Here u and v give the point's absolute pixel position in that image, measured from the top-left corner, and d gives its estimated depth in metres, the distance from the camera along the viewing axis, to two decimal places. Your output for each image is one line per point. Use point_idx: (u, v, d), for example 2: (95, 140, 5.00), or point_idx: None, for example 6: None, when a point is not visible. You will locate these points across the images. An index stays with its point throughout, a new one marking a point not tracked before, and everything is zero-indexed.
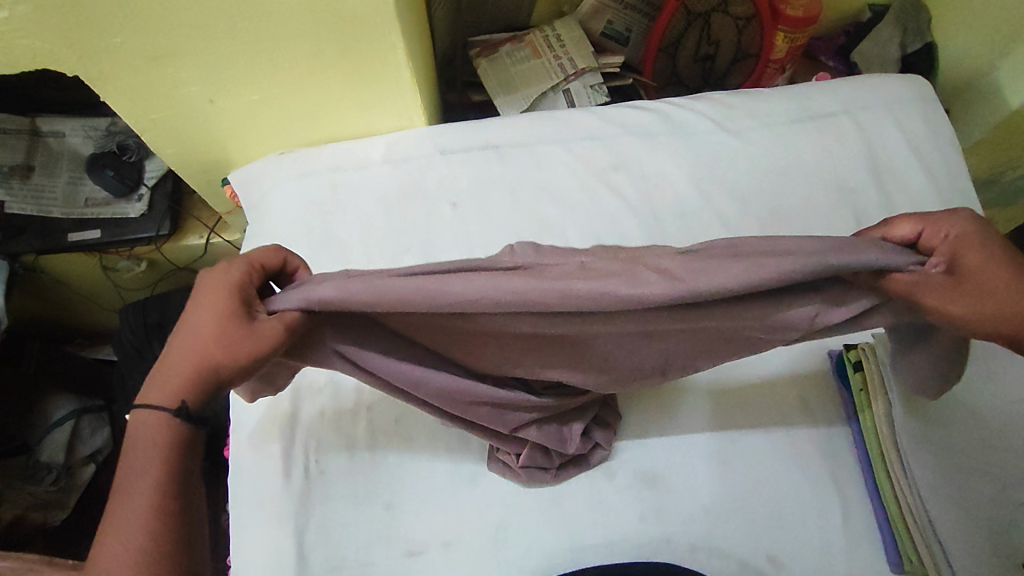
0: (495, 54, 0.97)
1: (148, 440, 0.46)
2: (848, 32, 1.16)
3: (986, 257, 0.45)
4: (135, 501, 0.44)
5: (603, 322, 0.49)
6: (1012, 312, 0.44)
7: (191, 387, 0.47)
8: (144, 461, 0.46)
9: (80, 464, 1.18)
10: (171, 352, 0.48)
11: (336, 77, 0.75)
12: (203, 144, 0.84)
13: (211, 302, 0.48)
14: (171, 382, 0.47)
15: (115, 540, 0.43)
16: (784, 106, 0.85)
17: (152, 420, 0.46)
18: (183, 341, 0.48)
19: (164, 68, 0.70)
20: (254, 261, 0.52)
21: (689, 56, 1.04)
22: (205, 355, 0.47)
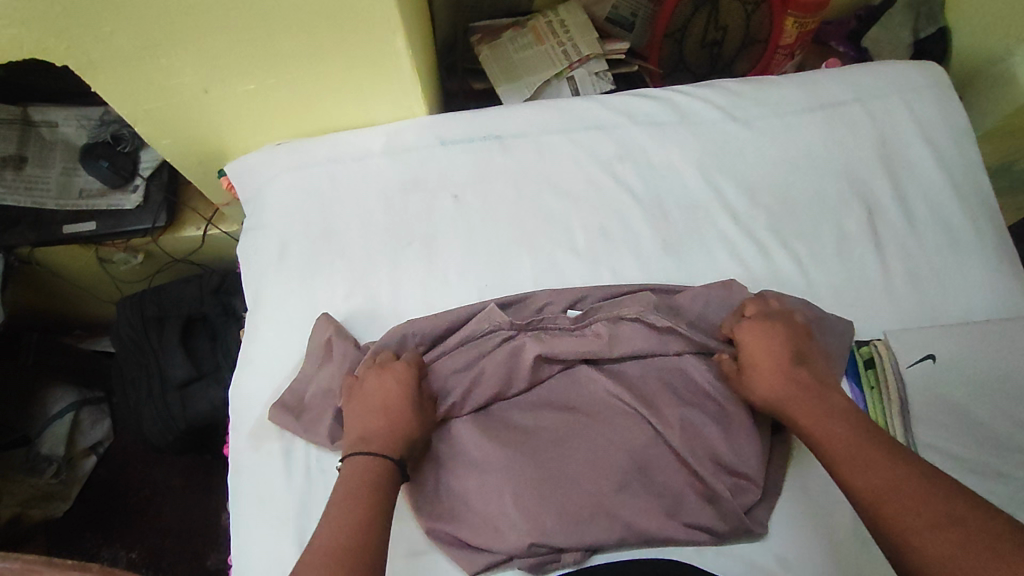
0: (497, 40, 0.94)
1: (370, 470, 0.56)
2: (859, 16, 1.13)
3: (761, 352, 0.63)
4: (351, 512, 0.53)
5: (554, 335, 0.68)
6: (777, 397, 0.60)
7: (389, 443, 0.59)
8: (363, 482, 0.56)
9: (81, 456, 1.20)
10: (368, 411, 0.61)
11: (334, 67, 0.73)
12: (198, 136, 0.82)
13: (393, 390, 0.62)
14: (380, 441, 0.59)
15: (334, 535, 0.52)
16: (793, 94, 0.83)
17: (375, 460, 0.57)
18: (377, 419, 0.60)
19: (156, 58, 0.68)
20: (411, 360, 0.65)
21: (696, 41, 1.01)
22: (398, 419, 0.60)
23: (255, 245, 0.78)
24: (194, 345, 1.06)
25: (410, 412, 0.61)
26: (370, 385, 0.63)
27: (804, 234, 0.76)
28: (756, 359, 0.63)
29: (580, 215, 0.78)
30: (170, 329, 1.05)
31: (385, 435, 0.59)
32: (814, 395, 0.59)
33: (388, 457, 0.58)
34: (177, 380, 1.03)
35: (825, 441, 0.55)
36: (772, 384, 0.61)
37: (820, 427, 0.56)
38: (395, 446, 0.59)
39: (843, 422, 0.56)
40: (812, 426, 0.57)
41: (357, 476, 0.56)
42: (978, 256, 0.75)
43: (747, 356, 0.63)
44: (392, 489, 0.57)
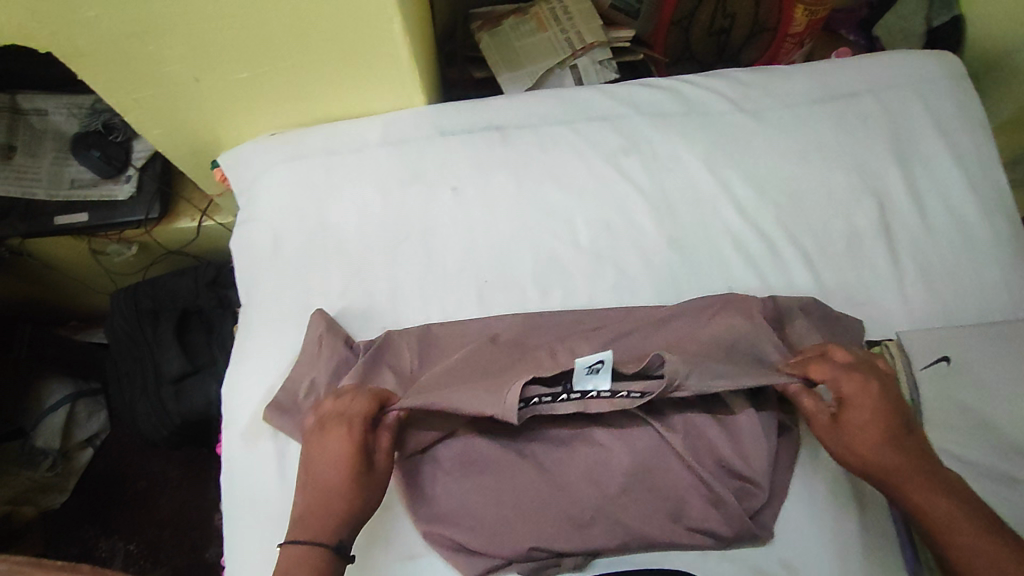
0: (498, 27, 0.91)
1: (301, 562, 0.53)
2: (871, 4, 1.10)
3: (864, 413, 0.57)
4: None
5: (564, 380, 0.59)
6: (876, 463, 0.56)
7: (331, 530, 0.55)
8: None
9: (77, 448, 1.18)
10: (313, 487, 0.56)
11: (330, 55, 0.70)
12: (191, 127, 0.80)
13: (334, 456, 0.56)
14: (314, 526, 0.55)
15: None
16: (805, 85, 0.80)
17: (311, 550, 0.54)
18: (314, 494, 0.56)
19: (143, 45, 0.66)
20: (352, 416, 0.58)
21: (703, 29, 0.99)
22: (337, 500, 0.55)
23: (247, 238, 0.76)
24: (189, 339, 1.04)
25: (348, 490, 0.56)
26: (309, 455, 0.57)
27: (814, 230, 0.74)
28: (858, 416, 0.57)
29: (584, 210, 0.75)
30: (165, 323, 1.03)
31: (320, 518, 0.55)
32: (923, 467, 0.55)
33: (325, 545, 0.54)
34: (172, 374, 1.01)
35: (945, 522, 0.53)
36: (872, 447, 0.56)
37: (931, 505, 0.54)
38: (333, 532, 0.55)
39: (953, 502, 0.54)
40: (921, 501, 0.54)
41: (289, 567, 0.53)
42: (992, 252, 0.73)
43: (844, 410, 0.58)
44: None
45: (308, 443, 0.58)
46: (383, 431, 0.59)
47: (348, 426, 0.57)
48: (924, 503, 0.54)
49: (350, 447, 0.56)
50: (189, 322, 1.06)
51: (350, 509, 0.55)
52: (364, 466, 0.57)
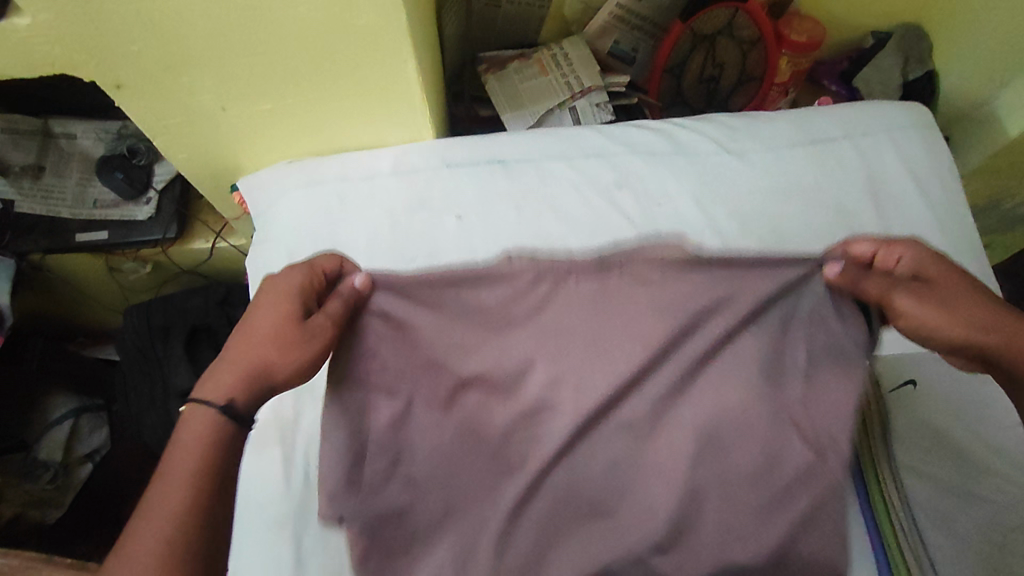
0: (503, 70, 0.97)
1: (195, 429, 0.54)
2: (851, 58, 1.15)
3: (939, 271, 0.63)
4: (172, 487, 0.51)
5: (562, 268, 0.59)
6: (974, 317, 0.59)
7: (242, 382, 0.57)
8: (189, 452, 0.53)
9: (77, 463, 1.20)
10: (248, 333, 0.59)
11: (349, 90, 0.77)
12: (213, 152, 0.85)
13: (275, 309, 0.59)
14: (223, 379, 0.56)
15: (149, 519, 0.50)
16: (786, 129, 0.87)
17: (206, 414, 0.55)
18: (238, 347, 0.58)
19: (178, 76, 0.72)
20: (316, 266, 0.63)
21: (694, 77, 1.06)
22: (261, 355, 0.58)
23: (263, 258, 0.81)
24: (198, 355, 1.08)
25: (276, 338, 0.58)
26: (254, 306, 0.61)
27: None
28: (939, 280, 0.62)
29: (580, 239, 0.80)
30: (175, 338, 1.07)
31: (233, 373, 0.57)
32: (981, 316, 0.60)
33: (216, 406, 0.55)
34: (179, 389, 1.04)
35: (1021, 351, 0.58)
36: (961, 306, 0.60)
37: None
38: (237, 386, 0.56)
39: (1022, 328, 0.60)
40: None
41: (189, 433, 0.54)
42: None
43: (922, 269, 0.62)
44: (225, 450, 0.54)
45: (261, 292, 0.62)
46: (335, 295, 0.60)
47: (301, 270, 0.62)
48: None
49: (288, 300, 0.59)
50: (197, 338, 1.10)
51: (265, 362, 0.58)
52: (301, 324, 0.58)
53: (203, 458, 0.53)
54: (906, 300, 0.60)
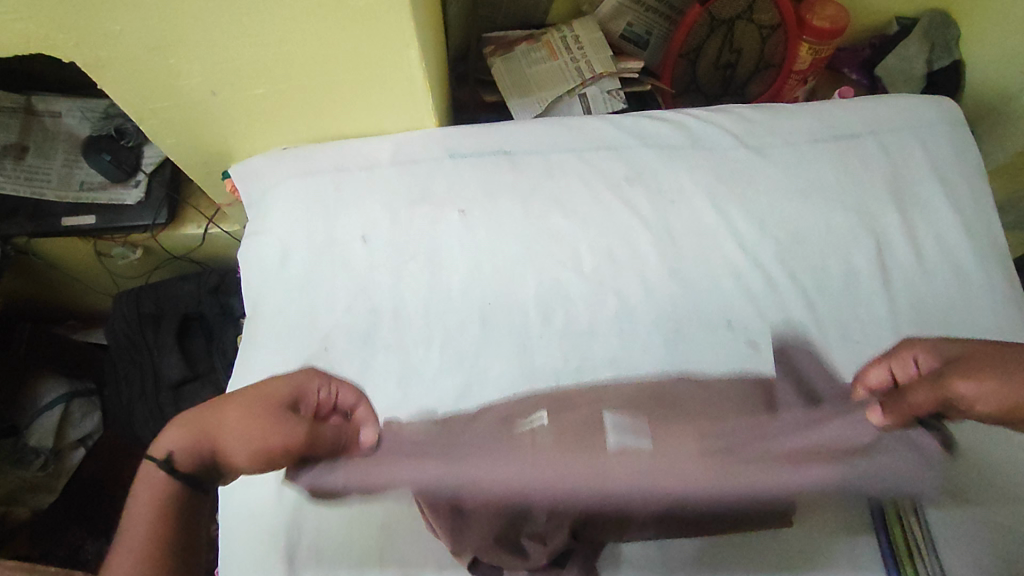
0: (509, 53, 0.92)
1: (144, 492, 0.56)
2: (874, 44, 1.10)
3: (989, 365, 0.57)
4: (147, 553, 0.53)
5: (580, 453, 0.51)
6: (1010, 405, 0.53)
7: (245, 457, 0.54)
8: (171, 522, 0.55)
9: (69, 449, 1.18)
10: (238, 418, 0.57)
11: (347, 75, 0.72)
12: (204, 138, 0.81)
13: (273, 404, 0.58)
14: (233, 445, 0.55)
15: None
16: (809, 124, 0.82)
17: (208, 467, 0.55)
18: (201, 415, 0.58)
19: (165, 59, 0.67)
20: (317, 397, 0.60)
21: (710, 63, 1.01)
22: (259, 443, 0.54)
23: (256, 252, 0.77)
24: (189, 344, 1.05)
25: (271, 425, 0.55)
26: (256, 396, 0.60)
27: (814, 269, 0.75)
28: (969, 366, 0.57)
29: (587, 236, 0.77)
30: (166, 327, 1.04)
31: (240, 445, 0.55)
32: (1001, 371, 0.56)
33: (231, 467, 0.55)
34: (170, 381, 1.01)
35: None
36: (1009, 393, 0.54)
37: None
38: (249, 460, 0.54)
39: None
40: None
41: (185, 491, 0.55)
42: (986, 297, 0.74)
43: (958, 364, 0.58)
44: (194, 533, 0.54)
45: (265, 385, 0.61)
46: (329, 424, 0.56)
47: (309, 376, 0.62)
48: None
49: (291, 404, 0.58)
50: (190, 327, 1.07)
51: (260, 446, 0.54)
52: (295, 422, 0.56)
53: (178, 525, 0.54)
54: (932, 391, 0.56)
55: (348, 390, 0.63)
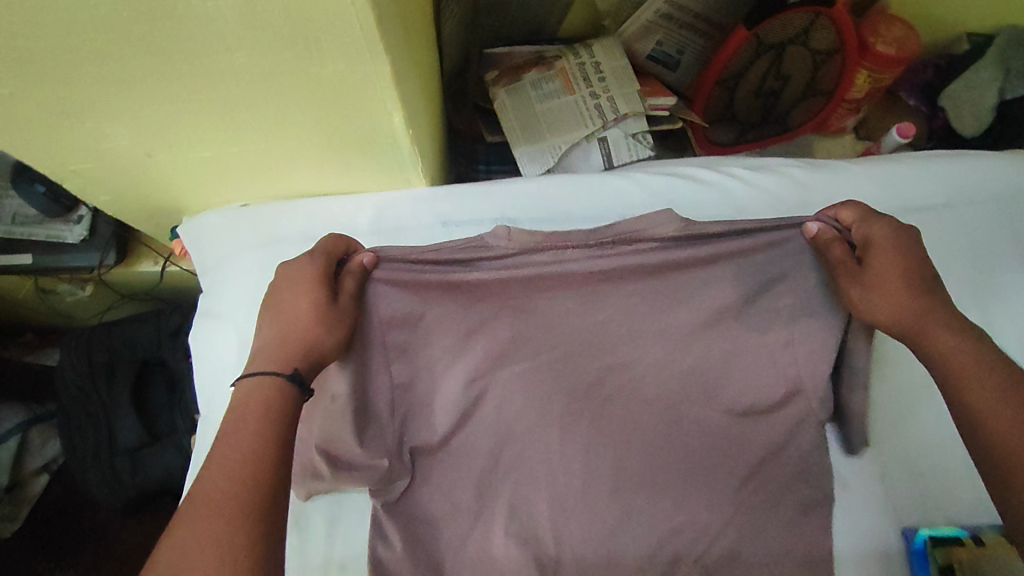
0: (516, 82, 0.76)
1: (256, 394, 0.48)
2: (938, 65, 0.93)
3: (894, 258, 0.52)
4: (235, 453, 0.44)
5: (551, 281, 0.54)
6: (899, 308, 0.51)
7: (289, 359, 0.50)
8: (247, 426, 0.46)
9: (29, 479, 1.08)
10: (274, 318, 0.52)
11: (315, 142, 0.57)
12: (147, 195, 0.67)
13: (297, 299, 0.52)
14: (269, 358, 0.50)
15: (220, 475, 0.43)
16: (872, 192, 0.69)
17: (263, 383, 0.48)
18: (271, 329, 0.52)
19: (78, 122, 0.52)
20: (327, 252, 0.55)
21: (751, 91, 0.86)
22: (302, 334, 0.51)
23: (213, 338, 0.66)
24: (147, 398, 0.94)
25: (312, 316, 0.51)
26: (272, 292, 0.54)
27: None
28: (881, 257, 0.52)
29: None
30: (123, 379, 0.92)
31: (283, 349, 0.51)
32: (950, 314, 0.51)
33: (278, 377, 0.49)
34: (126, 445, 0.90)
35: (960, 362, 0.49)
36: (899, 295, 0.51)
37: (957, 348, 0.49)
38: (290, 364, 0.50)
39: (967, 333, 0.50)
40: (948, 348, 0.50)
41: (254, 402, 0.47)
42: None
43: (871, 252, 0.53)
44: (292, 416, 0.48)
45: (274, 283, 0.55)
46: (346, 275, 0.54)
47: (308, 257, 0.54)
48: (952, 343, 0.50)
49: (314, 288, 0.52)
50: (148, 377, 0.95)
51: (307, 342, 0.51)
52: (331, 304, 0.52)
53: (267, 423, 0.46)
54: (840, 272, 0.53)
55: (333, 239, 0.57)
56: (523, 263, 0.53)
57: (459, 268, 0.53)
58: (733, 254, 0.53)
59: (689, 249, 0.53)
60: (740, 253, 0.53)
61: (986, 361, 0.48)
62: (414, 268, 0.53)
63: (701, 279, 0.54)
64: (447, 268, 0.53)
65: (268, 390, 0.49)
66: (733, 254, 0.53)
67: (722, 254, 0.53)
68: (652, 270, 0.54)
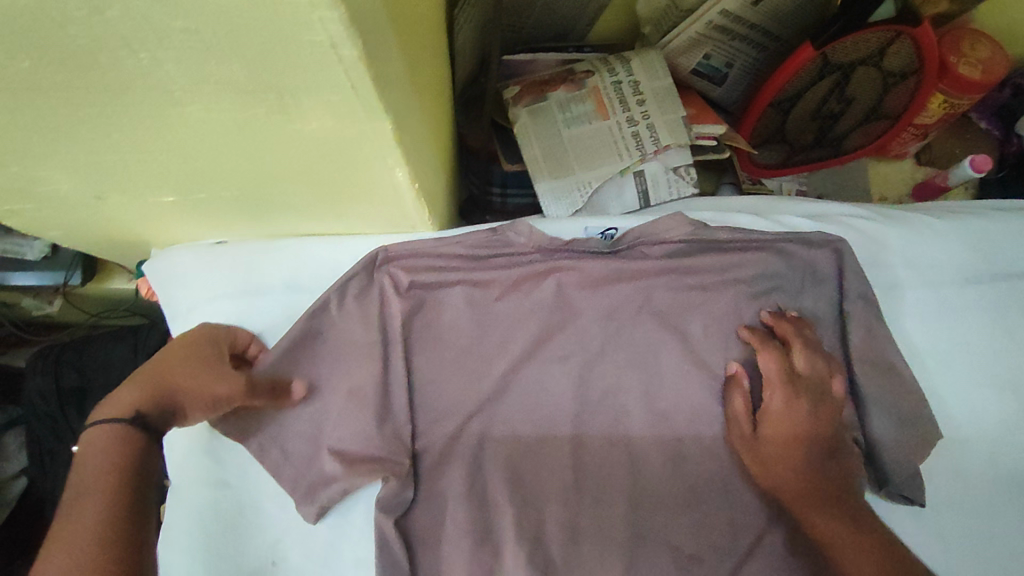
0: (541, 101, 0.65)
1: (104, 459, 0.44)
2: (1018, 86, 0.81)
3: (785, 410, 0.53)
4: (80, 512, 0.41)
5: (576, 269, 0.56)
6: (786, 476, 0.53)
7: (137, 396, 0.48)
8: (94, 483, 0.43)
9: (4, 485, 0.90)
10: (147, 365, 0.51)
11: (300, 192, 0.47)
12: (105, 230, 0.57)
13: (174, 352, 0.51)
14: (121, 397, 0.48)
15: (60, 537, 0.40)
16: (957, 255, 0.59)
17: (105, 428, 0.46)
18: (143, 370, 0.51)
19: (5, 167, 0.42)
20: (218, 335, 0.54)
21: (807, 113, 0.75)
22: (158, 379, 0.49)
23: None
24: None
25: (176, 366, 0.50)
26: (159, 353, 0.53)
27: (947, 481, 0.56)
28: (777, 400, 0.54)
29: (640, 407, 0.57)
30: (94, 407, 0.84)
31: (133, 391, 0.48)
32: (831, 487, 0.52)
33: (120, 420, 0.46)
34: None
35: (836, 551, 0.50)
36: (783, 467, 0.53)
37: (833, 528, 0.50)
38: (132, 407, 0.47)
39: (847, 514, 0.50)
40: (823, 528, 0.51)
41: (99, 455, 0.45)
42: None
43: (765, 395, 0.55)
44: (133, 477, 0.44)
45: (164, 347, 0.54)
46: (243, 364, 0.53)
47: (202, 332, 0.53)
48: (823, 522, 0.51)
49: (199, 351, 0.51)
50: None
51: (164, 389, 0.48)
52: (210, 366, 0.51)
53: (108, 481, 0.43)
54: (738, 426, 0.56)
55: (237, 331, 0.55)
56: (549, 253, 0.56)
57: (484, 262, 0.56)
58: (744, 250, 0.57)
59: (706, 245, 0.57)
60: (753, 252, 0.57)
61: (879, 544, 0.48)
62: (448, 256, 0.55)
63: (716, 287, 0.57)
64: (478, 260, 0.56)
65: (113, 441, 0.45)
66: (745, 249, 0.57)
67: (735, 250, 0.57)
68: (672, 268, 0.57)
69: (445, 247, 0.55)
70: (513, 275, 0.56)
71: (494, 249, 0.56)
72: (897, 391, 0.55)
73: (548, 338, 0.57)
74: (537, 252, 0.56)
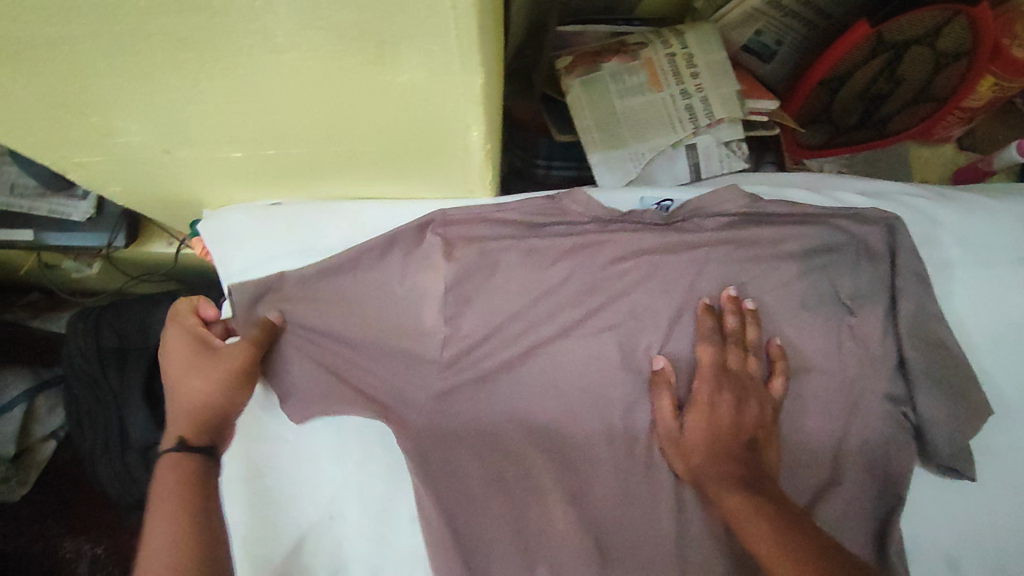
0: (594, 72, 0.65)
1: (168, 476, 0.47)
2: None
3: (709, 398, 0.55)
4: (160, 538, 0.43)
5: (633, 237, 0.57)
6: (709, 457, 0.54)
7: (185, 423, 0.50)
8: (170, 505, 0.45)
9: (37, 445, 0.90)
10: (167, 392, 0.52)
11: (369, 151, 0.47)
12: (163, 188, 0.57)
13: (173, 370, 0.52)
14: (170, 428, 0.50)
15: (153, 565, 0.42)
16: (1010, 234, 0.59)
17: (167, 460, 0.48)
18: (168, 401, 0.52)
19: (84, 116, 0.42)
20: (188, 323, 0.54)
21: (856, 92, 0.75)
22: (193, 400, 0.50)
23: None
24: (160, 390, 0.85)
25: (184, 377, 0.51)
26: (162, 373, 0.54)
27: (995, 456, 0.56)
28: (702, 391, 0.55)
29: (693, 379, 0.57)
30: (134, 368, 0.84)
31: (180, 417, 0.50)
32: (746, 473, 0.52)
33: (174, 449, 0.48)
34: (139, 443, 0.83)
35: (742, 526, 0.48)
36: (701, 452, 0.54)
37: (743, 504, 0.50)
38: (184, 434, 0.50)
39: (765, 496, 0.50)
40: (736, 509, 0.50)
41: (168, 482, 0.47)
42: None
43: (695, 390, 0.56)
44: (205, 492, 0.47)
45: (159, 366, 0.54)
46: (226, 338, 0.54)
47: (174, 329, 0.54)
48: (735, 502, 0.50)
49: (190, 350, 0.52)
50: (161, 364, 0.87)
51: (201, 401, 0.50)
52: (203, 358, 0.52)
53: (181, 499, 0.46)
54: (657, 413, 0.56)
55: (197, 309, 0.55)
56: (605, 222, 0.57)
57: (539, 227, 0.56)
58: (795, 224, 0.57)
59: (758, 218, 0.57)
60: (805, 225, 0.57)
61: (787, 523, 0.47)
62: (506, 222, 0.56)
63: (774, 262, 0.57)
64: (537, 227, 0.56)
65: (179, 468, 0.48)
66: (795, 222, 0.57)
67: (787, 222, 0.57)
68: (727, 241, 0.57)
69: (504, 213, 0.56)
70: (565, 241, 0.56)
71: (552, 217, 0.56)
72: (945, 365, 0.55)
73: (603, 309, 0.57)
74: (594, 221, 0.57)
